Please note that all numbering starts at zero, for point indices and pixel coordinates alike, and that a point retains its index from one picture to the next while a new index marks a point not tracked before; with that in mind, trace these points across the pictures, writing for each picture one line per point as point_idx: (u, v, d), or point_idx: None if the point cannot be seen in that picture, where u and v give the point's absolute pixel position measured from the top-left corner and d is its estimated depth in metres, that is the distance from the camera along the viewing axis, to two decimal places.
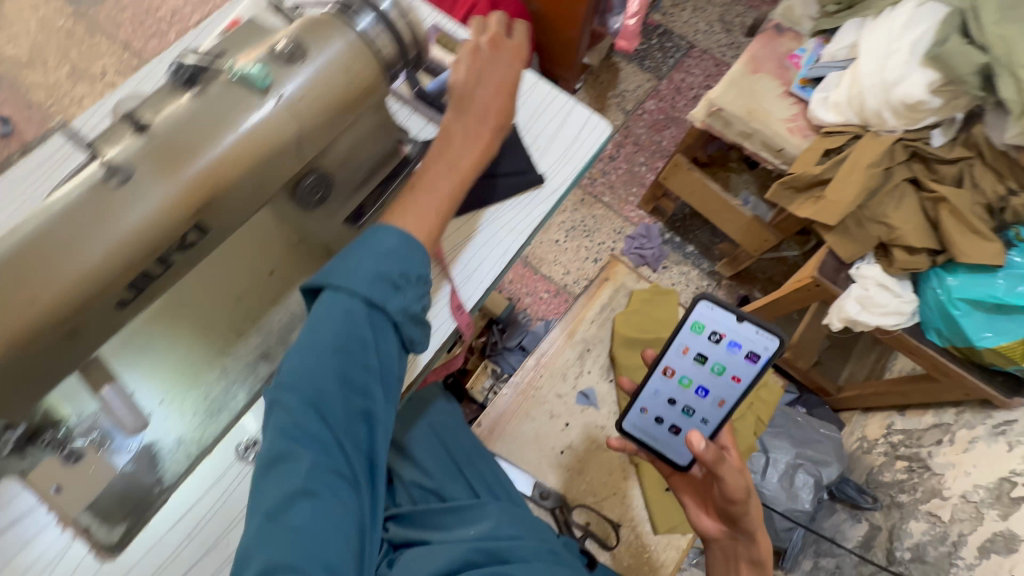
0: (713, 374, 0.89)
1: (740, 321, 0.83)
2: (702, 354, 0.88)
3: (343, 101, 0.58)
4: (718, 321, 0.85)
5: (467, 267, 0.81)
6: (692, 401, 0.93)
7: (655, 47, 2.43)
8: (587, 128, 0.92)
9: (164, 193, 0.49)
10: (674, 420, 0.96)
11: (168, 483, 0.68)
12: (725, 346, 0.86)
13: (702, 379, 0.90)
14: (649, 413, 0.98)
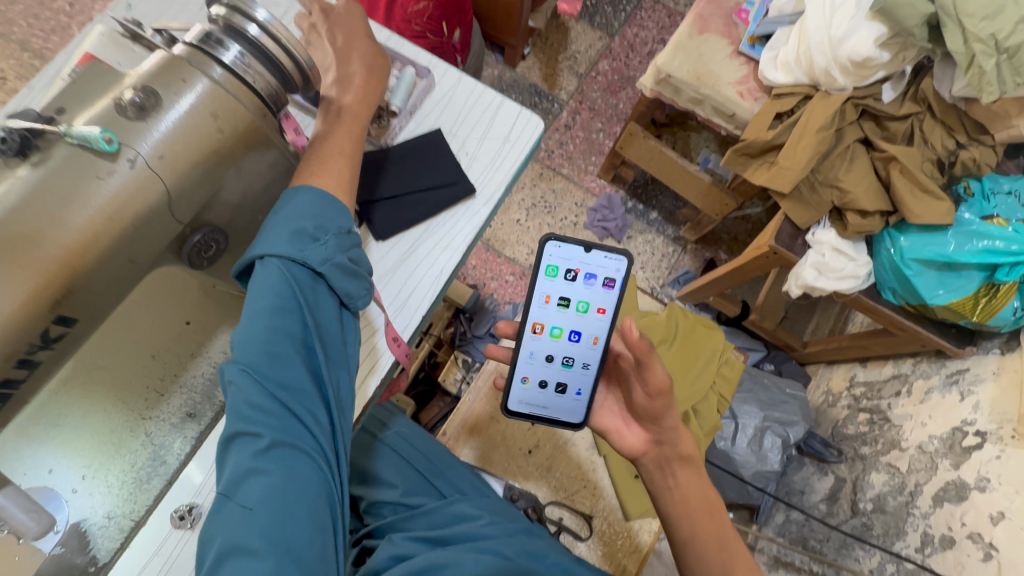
0: (579, 314, 0.89)
1: (588, 250, 0.85)
2: (564, 297, 0.88)
3: (217, 152, 0.51)
4: (567, 257, 0.86)
5: (400, 296, 0.76)
6: (568, 350, 0.91)
7: (605, 1, 2.29)
8: (519, 125, 0.85)
9: (8, 293, 0.43)
10: (561, 383, 0.93)
11: (103, 561, 0.65)
12: (582, 281, 0.87)
13: (571, 318, 0.89)
14: (531, 382, 0.93)
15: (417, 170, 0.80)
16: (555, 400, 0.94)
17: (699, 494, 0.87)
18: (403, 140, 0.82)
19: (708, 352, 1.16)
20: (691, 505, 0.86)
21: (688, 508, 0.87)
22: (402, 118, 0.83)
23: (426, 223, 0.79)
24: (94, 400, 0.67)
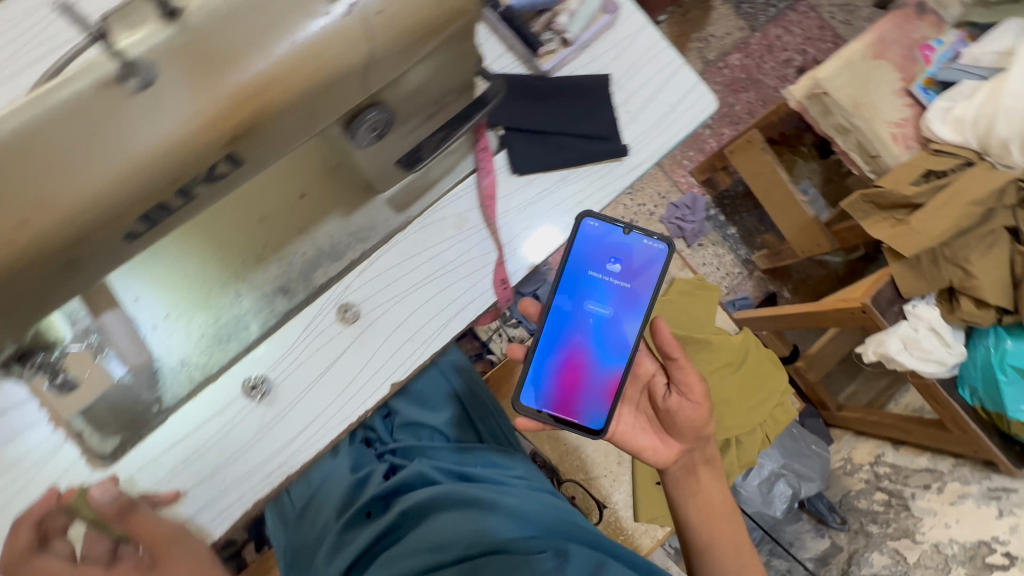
0: (609, 303, 0.70)
1: (627, 232, 0.68)
2: (593, 285, 0.70)
3: (427, 25, 0.45)
4: (601, 237, 0.69)
5: (519, 237, 0.72)
6: (593, 343, 0.70)
7: None
8: (690, 98, 0.77)
9: (192, 111, 0.38)
10: (586, 382, 0.70)
11: (167, 404, 0.63)
12: (613, 267, 0.69)
13: (598, 311, 0.70)
14: (545, 375, 0.71)
15: (572, 111, 0.74)
16: (577, 402, 0.70)
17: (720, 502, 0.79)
18: (567, 73, 0.75)
19: (769, 389, 1.11)
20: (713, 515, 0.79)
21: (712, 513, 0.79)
22: (575, 47, 0.74)
23: (566, 170, 0.73)
24: (192, 245, 0.64)
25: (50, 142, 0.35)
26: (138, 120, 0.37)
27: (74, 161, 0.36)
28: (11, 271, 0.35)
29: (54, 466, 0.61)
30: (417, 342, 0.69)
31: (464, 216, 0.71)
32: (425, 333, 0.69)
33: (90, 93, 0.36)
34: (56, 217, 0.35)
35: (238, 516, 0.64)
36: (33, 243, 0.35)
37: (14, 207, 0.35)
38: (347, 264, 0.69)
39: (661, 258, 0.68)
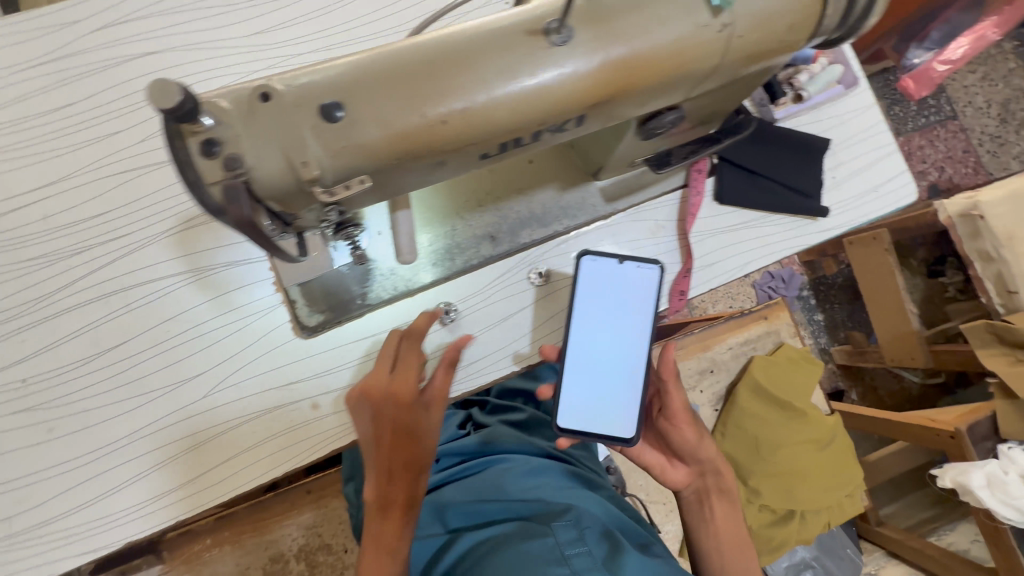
0: (617, 333, 0.69)
1: (622, 262, 0.69)
2: (597, 320, 0.69)
3: (762, 55, 0.51)
4: (601, 270, 0.69)
5: (707, 258, 0.77)
6: (610, 375, 0.69)
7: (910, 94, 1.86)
8: (894, 184, 0.81)
9: (581, 72, 0.44)
10: (603, 402, 0.68)
11: (369, 302, 0.71)
12: (615, 299, 0.70)
13: (604, 338, 0.69)
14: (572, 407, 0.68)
15: (786, 161, 0.78)
16: (595, 419, 0.68)
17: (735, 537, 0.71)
18: (791, 126, 0.79)
19: (846, 478, 1.13)
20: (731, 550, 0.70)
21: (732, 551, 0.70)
22: (804, 106, 0.79)
23: (763, 213, 0.78)
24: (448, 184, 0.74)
25: (475, 62, 0.42)
26: (544, 63, 0.43)
27: (487, 83, 0.42)
28: (409, 157, 0.42)
29: (265, 322, 0.69)
30: None
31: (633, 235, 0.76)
32: None
33: (516, 31, 0.43)
34: (468, 123, 0.43)
35: None
36: (442, 137, 0.42)
37: (445, 106, 0.42)
38: (551, 233, 0.75)
39: (651, 280, 0.70)
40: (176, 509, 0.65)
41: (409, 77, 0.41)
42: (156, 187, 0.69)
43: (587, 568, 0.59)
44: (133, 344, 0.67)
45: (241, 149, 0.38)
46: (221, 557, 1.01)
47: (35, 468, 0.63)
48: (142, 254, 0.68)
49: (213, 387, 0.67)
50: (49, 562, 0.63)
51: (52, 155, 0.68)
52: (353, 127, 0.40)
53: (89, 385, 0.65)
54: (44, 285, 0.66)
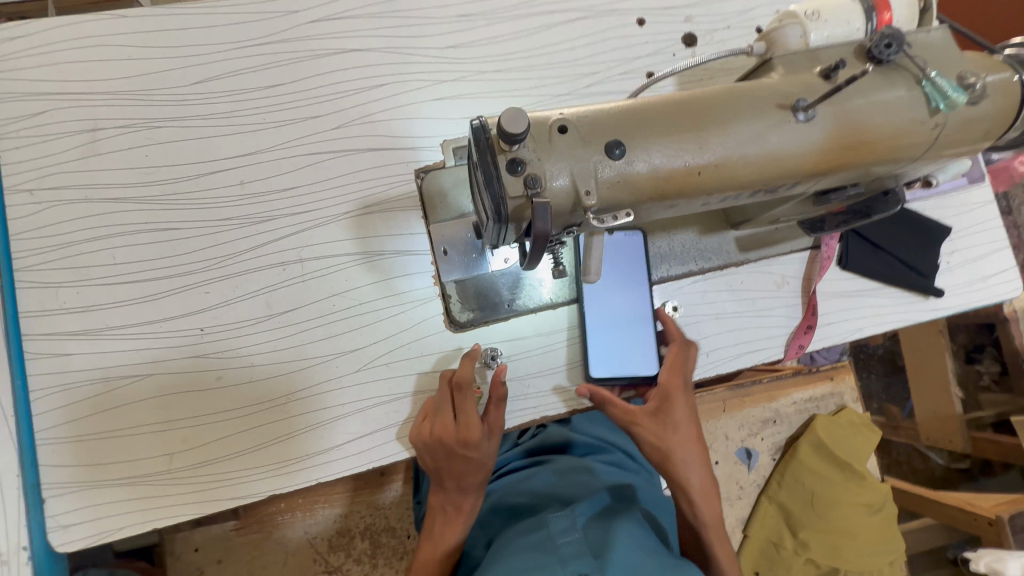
0: (630, 290, 0.77)
1: (618, 231, 0.75)
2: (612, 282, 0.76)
3: (953, 151, 0.56)
4: (615, 247, 0.76)
5: (826, 318, 0.82)
6: (629, 326, 0.77)
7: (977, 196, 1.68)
8: (1003, 276, 0.86)
9: (813, 146, 0.50)
10: (629, 348, 0.77)
11: (515, 308, 0.76)
12: (629, 264, 0.76)
13: (624, 295, 0.76)
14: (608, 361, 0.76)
15: (908, 241, 0.84)
16: (624, 365, 0.76)
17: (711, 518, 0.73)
18: (915, 208, 0.85)
19: (891, 546, 1.15)
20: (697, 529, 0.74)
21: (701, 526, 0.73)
22: (930, 192, 0.85)
23: (880, 284, 0.83)
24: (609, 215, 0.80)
25: (731, 124, 0.48)
26: (787, 133, 0.49)
27: (738, 143, 0.48)
28: (661, 197, 0.48)
29: (421, 311, 0.74)
30: None
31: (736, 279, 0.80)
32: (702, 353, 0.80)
33: (767, 103, 0.49)
34: (715, 175, 0.48)
35: None
36: (692, 185, 0.48)
37: (700, 158, 0.47)
38: (687, 271, 0.80)
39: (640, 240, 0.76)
40: (317, 471, 0.69)
41: (676, 130, 0.47)
42: (343, 172, 0.75)
43: (574, 554, 0.63)
44: (302, 311, 0.72)
45: (541, 169, 0.44)
46: (294, 522, 1.05)
47: (201, 411, 0.68)
48: (322, 231, 0.73)
49: (366, 362, 0.72)
50: (200, 501, 0.67)
51: (258, 128, 0.74)
52: (627, 165, 0.46)
53: (258, 341, 0.70)
54: (233, 245, 0.71)
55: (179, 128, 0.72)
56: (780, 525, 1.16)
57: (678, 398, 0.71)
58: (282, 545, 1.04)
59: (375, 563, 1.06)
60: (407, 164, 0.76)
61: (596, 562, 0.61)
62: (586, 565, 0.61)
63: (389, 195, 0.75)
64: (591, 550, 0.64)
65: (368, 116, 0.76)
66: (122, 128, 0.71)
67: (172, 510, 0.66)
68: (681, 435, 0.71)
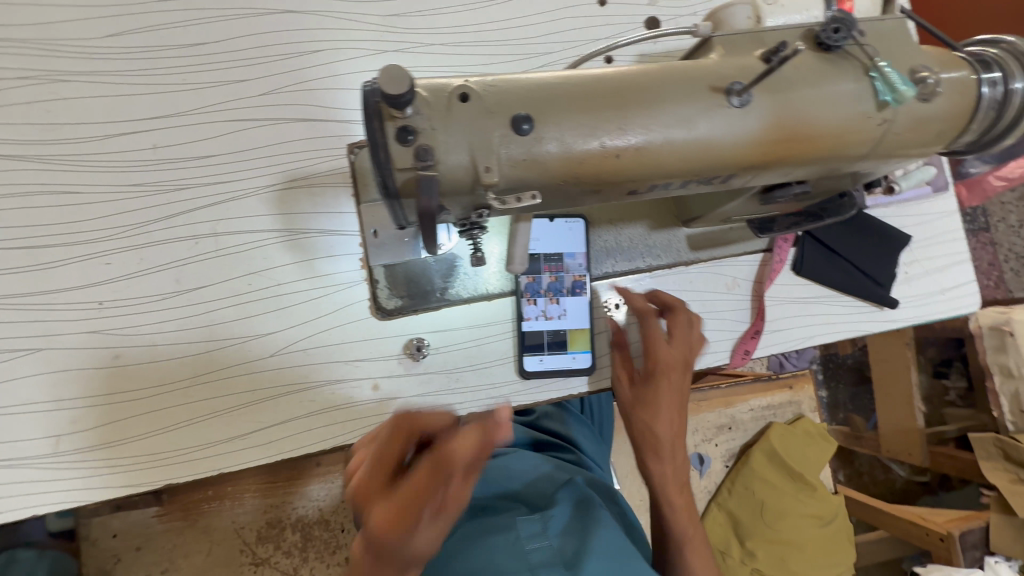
0: (563, 280, 0.73)
1: (551, 221, 0.73)
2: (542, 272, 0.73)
3: (903, 151, 0.52)
4: (543, 237, 0.73)
5: (775, 323, 0.78)
6: (565, 318, 0.73)
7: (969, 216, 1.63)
8: (961, 290, 0.83)
9: (746, 135, 0.46)
10: (562, 341, 0.73)
11: (447, 297, 0.71)
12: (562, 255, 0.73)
13: (558, 284, 0.73)
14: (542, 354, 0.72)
15: (866, 248, 0.80)
16: (557, 359, 0.73)
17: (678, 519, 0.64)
18: (876, 215, 0.82)
19: (841, 558, 1.13)
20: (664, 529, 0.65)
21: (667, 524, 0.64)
22: (892, 199, 0.81)
23: (834, 291, 0.80)
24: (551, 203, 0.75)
25: (657, 104, 0.44)
26: (718, 120, 0.45)
27: (662, 126, 0.44)
28: (574, 181, 0.43)
29: (345, 296, 0.69)
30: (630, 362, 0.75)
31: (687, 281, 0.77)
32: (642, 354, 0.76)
33: (698, 84, 0.45)
34: (638, 161, 0.44)
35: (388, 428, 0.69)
36: (611, 171, 0.44)
37: (619, 141, 0.43)
38: (632, 268, 0.76)
39: (578, 229, 0.73)
40: (220, 460, 0.65)
41: (597, 107, 0.43)
42: (268, 142, 0.69)
43: (545, 563, 0.62)
44: (214, 289, 0.67)
45: (434, 141, 0.39)
46: (221, 511, 1.00)
47: (94, 390, 0.63)
48: (242, 204, 0.68)
49: (282, 347, 0.67)
50: (89, 487, 0.62)
51: (176, 89, 0.68)
52: (537, 142, 0.41)
53: (162, 319, 0.65)
54: (140, 214, 0.66)
55: (87, 84, 0.66)
56: (729, 534, 1.14)
57: (659, 377, 0.64)
58: (207, 534, 0.99)
59: (305, 556, 1.02)
60: (339, 138, 0.71)
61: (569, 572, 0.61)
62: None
63: (317, 170, 0.70)
64: (565, 559, 0.63)
65: (299, 84, 0.71)
66: (22, 79, 0.65)
67: (56, 495, 0.62)
68: (661, 420, 0.63)
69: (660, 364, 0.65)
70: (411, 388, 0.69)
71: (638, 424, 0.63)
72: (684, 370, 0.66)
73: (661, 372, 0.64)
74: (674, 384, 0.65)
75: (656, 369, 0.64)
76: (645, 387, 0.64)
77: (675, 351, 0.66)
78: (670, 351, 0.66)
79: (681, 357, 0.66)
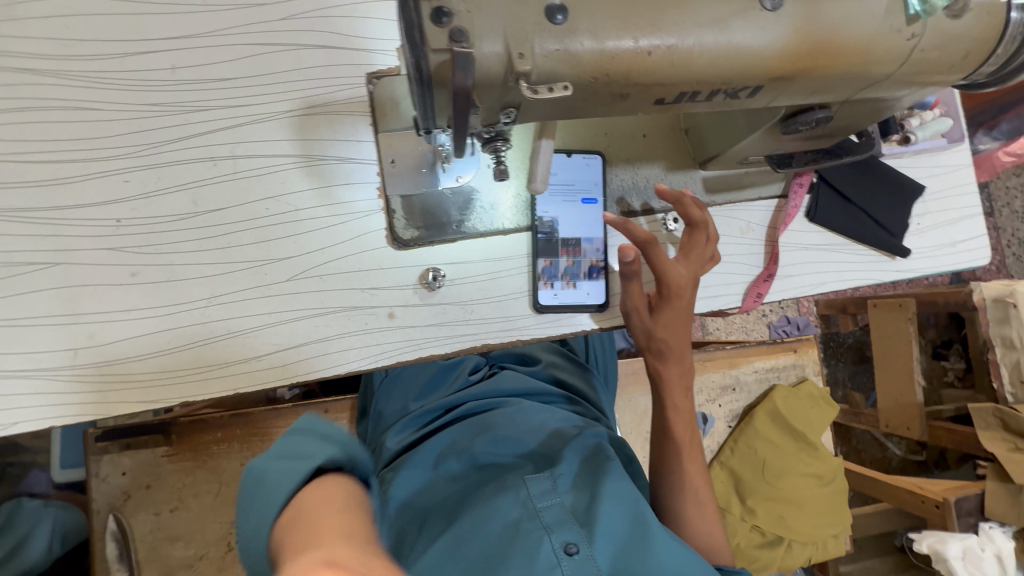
0: (580, 216, 0.74)
1: (569, 156, 0.73)
2: (560, 209, 0.73)
3: (930, 74, 0.52)
4: (561, 173, 0.73)
5: (787, 269, 0.79)
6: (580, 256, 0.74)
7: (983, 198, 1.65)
8: (971, 243, 0.83)
9: (776, 42, 0.46)
10: (576, 277, 0.73)
11: (464, 229, 0.71)
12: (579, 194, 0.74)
13: (575, 220, 0.73)
14: (556, 290, 0.73)
15: (881, 197, 0.80)
16: (571, 295, 0.73)
17: (677, 419, 0.71)
18: (892, 164, 0.82)
19: (838, 518, 1.15)
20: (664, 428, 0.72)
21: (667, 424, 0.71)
22: (908, 148, 0.81)
23: (846, 239, 0.80)
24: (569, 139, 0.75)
25: (690, 3, 0.44)
26: (750, 25, 0.45)
27: (694, 25, 0.44)
28: (604, 77, 0.43)
29: (362, 224, 0.69)
30: None
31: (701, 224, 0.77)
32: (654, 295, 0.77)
33: None
34: (669, 62, 0.44)
35: (402, 358, 0.69)
36: (642, 70, 0.44)
37: (652, 39, 0.43)
38: (648, 208, 0.76)
39: (596, 165, 0.74)
40: (236, 381, 0.65)
41: (631, 3, 0.42)
42: (287, 67, 0.69)
43: (559, 522, 0.68)
44: (232, 212, 0.67)
45: (469, 23, 0.39)
46: (229, 453, 1.01)
47: (111, 307, 0.63)
48: (260, 129, 0.68)
49: (298, 272, 0.67)
50: (105, 402, 0.63)
51: (195, 10, 0.67)
52: (570, 34, 0.41)
53: (179, 239, 0.65)
54: (158, 133, 0.66)
55: (106, 1, 0.65)
56: (730, 491, 1.15)
57: (673, 298, 0.67)
58: (216, 475, 1.00)
59: None
60: (358, 66, 0.70)
61: (582, 531, 0.67)
62: (573, 535, 0.66)
63: (336, 97, 0.70)
64: (576, 517, 0.69)
65: (318, 10, 0.70)
66: None
67: (73, 409, 0.62)
68: (672, 336, 0.68)
69: (673, 284, 0.66)
70: (425, 318, 0.70)
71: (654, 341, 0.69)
72: (695, 289, 0.68)
73: (675, 294, 0.66)
74: (687, 303, 0.68)
75: (672, 289, 0.66)
76: (662, 309, 0.67)
77: (687, 271, 0.67)
78: (682, 275, 0.66)
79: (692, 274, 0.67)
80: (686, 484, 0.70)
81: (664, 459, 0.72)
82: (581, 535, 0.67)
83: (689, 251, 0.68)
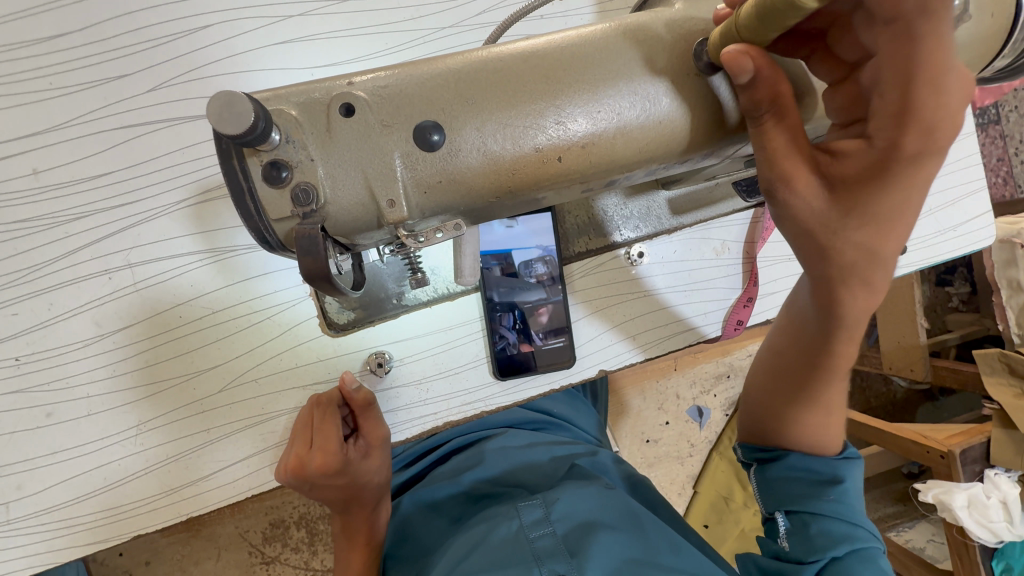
0: (531, 272, 0.65)
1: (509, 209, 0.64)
2: (507, 268, 0.65)
3: None
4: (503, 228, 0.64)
5: (769, 286, 0.72)
6: (539, 315, 0.66)
7: None
8: (974, 224, 0.75)
9: (720, 105, 0.36)
10: (534, 336, 0.66)
11: (405, 302, 0.64)
12: (525, 249, 0.65)
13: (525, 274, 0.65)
14: (517, 354, 0.66)
15: None
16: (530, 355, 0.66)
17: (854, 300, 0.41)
18: None
19: None
20: (827, 325, 0.44)
21: (830, 325, 0.44)
22: None
23: None
24: None
25: (601, 81, 0.34)
26: (685, 92, 0.35)
27: (609, 108, 0.34)
28: (506, 196, 0.34)
29: (291, 316, 0.62)
30: (618, 349, 0.69)
31: (671, 254, 0.69)
32: (629, 344, 0.69)
33: (654, 48, 0.35)
34: (585, 161, 0.35)
35: None
36: (551, 174, 0.35)
37: (559, 137, 0.34)
38: (609, 244, 0.68)
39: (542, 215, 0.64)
40: (186, 506, 0.61)
41: (525, 94, 0.33)
42: (169, 148, 0.59)
43: (550, 552, 0.59)
44: (139, 327, 0.59)
45: (316, 178, 0.31)
46: (222, 518, 1.00)
47: (34, 452, 0.58)
48: (152, 227, 0.59)
49: (230, 381, 0.61)
50: (50, 549, 0.59)
51: (45, 97, 0.57)
52: (451, 155, 0.32)
53: (90, 367, 0.59)
54: (36, 254, 0.57)
55: None
56: (732, 480, 1.13)
57: (922, 177, 0.35)
58: (212, 540, 1.00)
59: (314, 549, 1.02)
60: None
61: (574, 561, 0.58)
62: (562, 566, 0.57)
63: None
64: (569, 540, 0.61)
65: (189, 72, 0.59)
66: None
67: (19, 562, 0.59)
68: (774, 92, 0.34)
69: (916, 160, 0.34)
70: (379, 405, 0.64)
71: (835, 276, 0.39)
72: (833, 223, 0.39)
73: (906, 173, 0.34)
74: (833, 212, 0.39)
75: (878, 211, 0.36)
76: (845, 192, 0.36)
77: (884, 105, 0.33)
78: (941, 108, 0.32)
79: (897, 81, 0.32)
80: (818, 401, 0.49)
81: (770, 420, 0.52)
82: (571, 567, 0.57)
83: (790, 123, 0.36)
